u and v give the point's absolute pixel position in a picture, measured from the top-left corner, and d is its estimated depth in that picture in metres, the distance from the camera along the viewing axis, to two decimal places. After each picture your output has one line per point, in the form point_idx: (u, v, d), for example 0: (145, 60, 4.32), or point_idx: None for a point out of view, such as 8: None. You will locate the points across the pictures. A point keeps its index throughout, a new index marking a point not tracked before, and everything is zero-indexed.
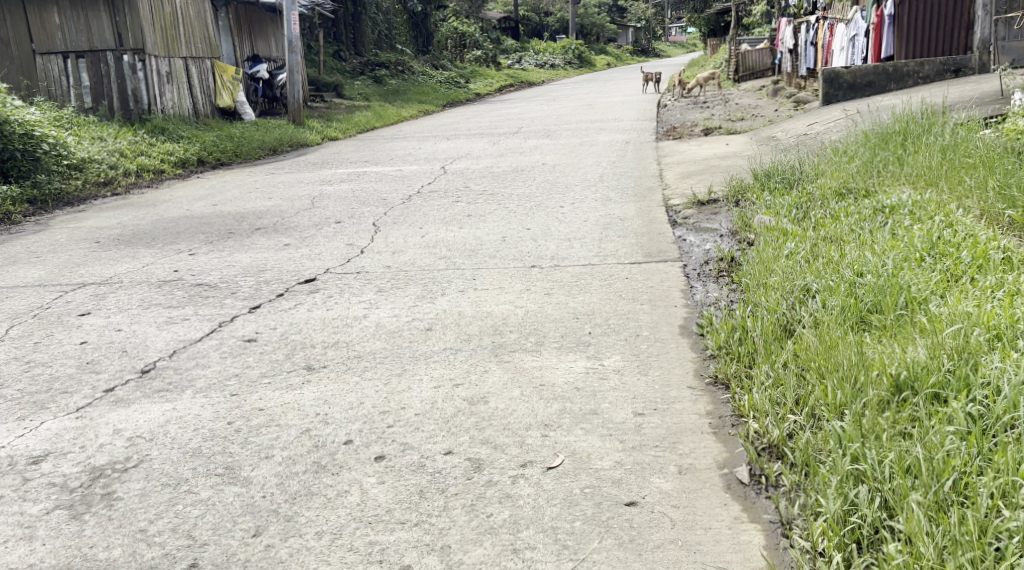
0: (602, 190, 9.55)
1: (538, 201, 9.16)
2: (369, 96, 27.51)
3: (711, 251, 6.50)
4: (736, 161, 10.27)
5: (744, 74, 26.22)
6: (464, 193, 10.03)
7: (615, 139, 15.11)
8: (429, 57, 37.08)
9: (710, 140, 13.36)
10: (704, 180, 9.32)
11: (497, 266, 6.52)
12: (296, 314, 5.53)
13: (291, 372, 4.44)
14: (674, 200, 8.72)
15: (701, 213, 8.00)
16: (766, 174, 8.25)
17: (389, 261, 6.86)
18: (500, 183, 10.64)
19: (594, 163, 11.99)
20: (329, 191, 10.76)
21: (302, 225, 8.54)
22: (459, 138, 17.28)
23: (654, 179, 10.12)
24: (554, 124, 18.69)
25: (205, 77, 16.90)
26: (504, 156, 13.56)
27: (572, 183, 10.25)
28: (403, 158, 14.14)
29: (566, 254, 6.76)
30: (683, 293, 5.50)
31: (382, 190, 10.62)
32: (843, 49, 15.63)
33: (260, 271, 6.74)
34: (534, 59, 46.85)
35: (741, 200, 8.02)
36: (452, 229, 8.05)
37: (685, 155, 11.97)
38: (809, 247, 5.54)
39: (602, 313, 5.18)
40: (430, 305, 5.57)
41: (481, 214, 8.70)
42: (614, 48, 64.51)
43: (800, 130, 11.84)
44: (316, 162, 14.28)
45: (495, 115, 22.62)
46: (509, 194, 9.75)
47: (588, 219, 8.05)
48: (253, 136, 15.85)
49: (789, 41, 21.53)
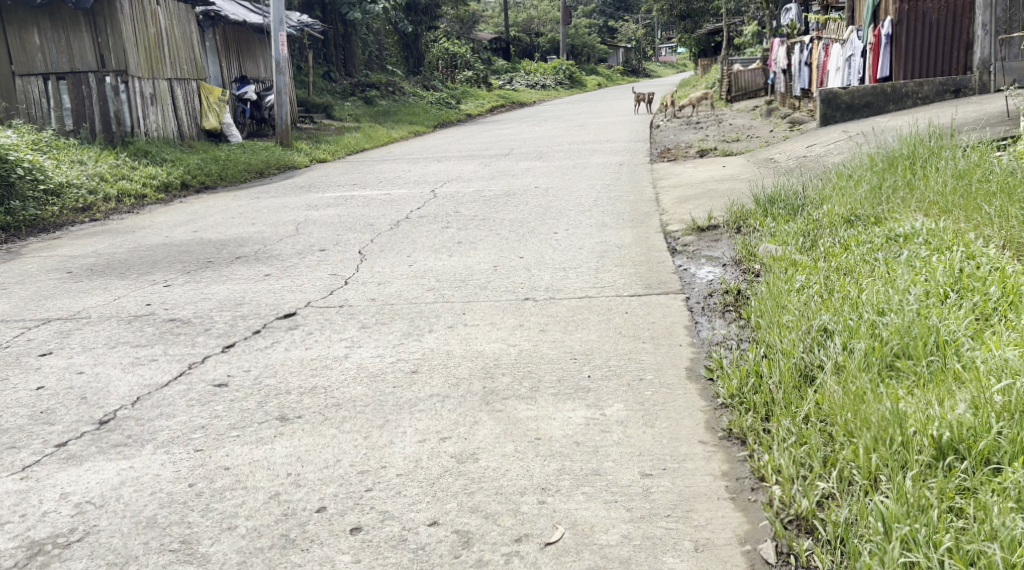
0: (597, 216, 9.19)
1: (531, 227, 8.80)
2: (359, 117, 27.20)
3: (715, 282, 6.16)
4: (735, 184, 9.93)
5: (737, 94, 26.00)
6: (454, 218, 9.67)
7: (609, 161, 14.79)
8: (421, 78, 36.86)
9: (707, 162, 13.04)
10: (703, 204, 8.97)
11: (488, 298, 6.15)
12: (272, 354, 5.15)
13: (263, 424, 4.06)
14: (673, 226, 8.37)
15: (701, 240, 7.66)
16: (769, 199, 7.92)
17: (374, 293, 6.48)
18: (492, 207, 10.28)
19: (588, 186, 11.64)
20: (314, 216, 10.38)
21: (284, 253, 8.16)
22: (450, 160, 16.94)
23: (652, 203, 9.77)
24: (546, 145, 18.36)
25: (191, 99, 16.54)
26: (496, 178, 13.21)
27: (566, 208, 9.90)
28: (392, 180, 13.79)
29: (561, 285, 6.40)
30: (687, 330, 5.15)
31: (370, 214, 10.25)
32: (840, 69, 15.23)
33: (237, 305, 6.36)
34: (526, 79, 46.67)
35: (743, 227, 7.68)
36: (441, 257, 7.68)
37: (681, 178, 11.63)
38: (821, 280, 5.20)
39: (601, 352, 4.81)
40: (416, 344, 5.19)
41: (472, 241, 8.34)
42: (605, 68, 64.52)
43: (799, 151, 11.52)
44: (303, 185, 13.91)
45: (487, 137, 22.31)
46: (501, 219, 9.39)
47: (583, 247, 7.69)
48: (239, 159, 15.50)
49: (782, 61, 21.26)
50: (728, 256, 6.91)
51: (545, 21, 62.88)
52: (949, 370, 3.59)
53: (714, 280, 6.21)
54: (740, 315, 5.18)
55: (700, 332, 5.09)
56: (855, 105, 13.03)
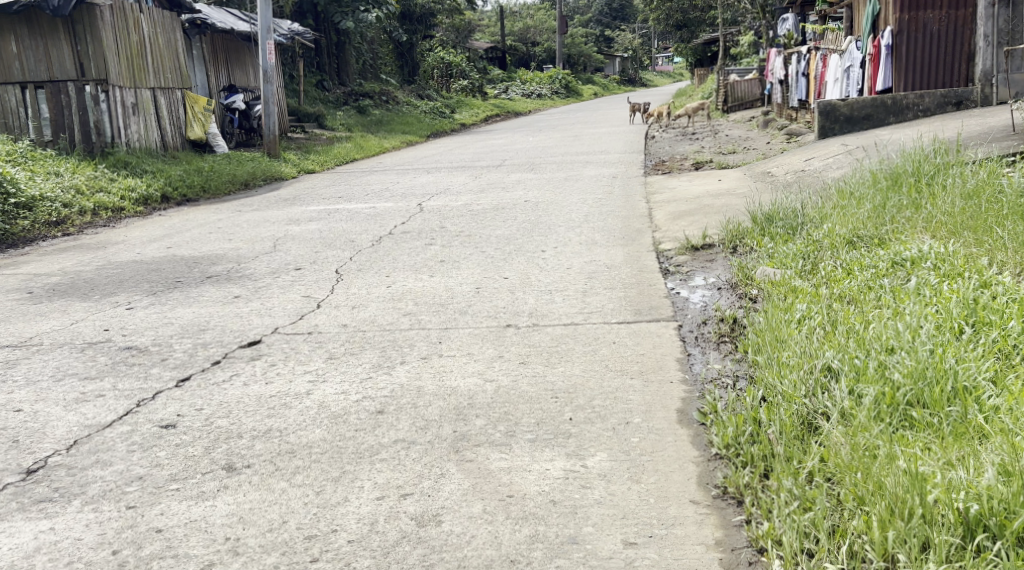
0: (588, 233, 8.80)
1: (518, 245, 8.41)
2: (351, 126, 26.81)
3: (710, 308, 5.79)
4: (732, 200, 9.54)
5: (733, 105, 25.67)
6: (439, 234, 9.28)
7: (602, 173, 14.40)
8: (415, 87, 36.49)
9: (702, 175, 12.66)
10: (699, 221, 8.59)
11: (467, 324, 5.76)
12: (230, 390, 4.75)
13: (208, 475, 3.68)
14: (666, 244, 8.00)
15: (696, 260, 7.28)
16: (766, 216, 7.54)
17: (347, 318, 6.08)
18: (478, 222, 9.89)
19: (580, 200, 11.24)
20: (295, 231, 9.98)
21: (258, 273, 7.75)
22: (440, 171, 16.54)
23: (645, 220, 9.38)
24: (538, 156, 17.98)
25: (176, 108, 16.15)
26: (485, 191, 12.82)
27: (556, 224, 9.51)
28: (379, 193, 13.39)
29: (546, 309, 6.00)
30: (679, 361, 4.77)
31: (352, 229, 9.85)
32: (838, 80, 14.84)
33: (200, 332, 5.95)
34: (522, 88, 46.34)
35: (740, 247, 7.31)
36: (422, 277, 7.27)
37: (676, 192, 11.24)
38: (823, 308, 4.84)
39: (584, 388, 4.43)
40: (385, 379, 4.78)
41: (456, 259, 7.93)
42: (601, 77, 64.28)
43: (797, 166, 11.15)
44: (288, 197, 13.51)
45: (479, 147, 21.91)
46: (488, 236, 9.00)
47: (571, 267, 7.30)
48: (223, 170, 15.10)
49: (779, 71, 20.90)
50: (724, 278, 6.54)
51: (541, 31, 62.63)
52: (970, 423, 3.26)
53: (709, 306, 5.84)
54: (736, 346, 4.83)
55: (693, 364, 4.73)
56: (854, 117, 12.66)
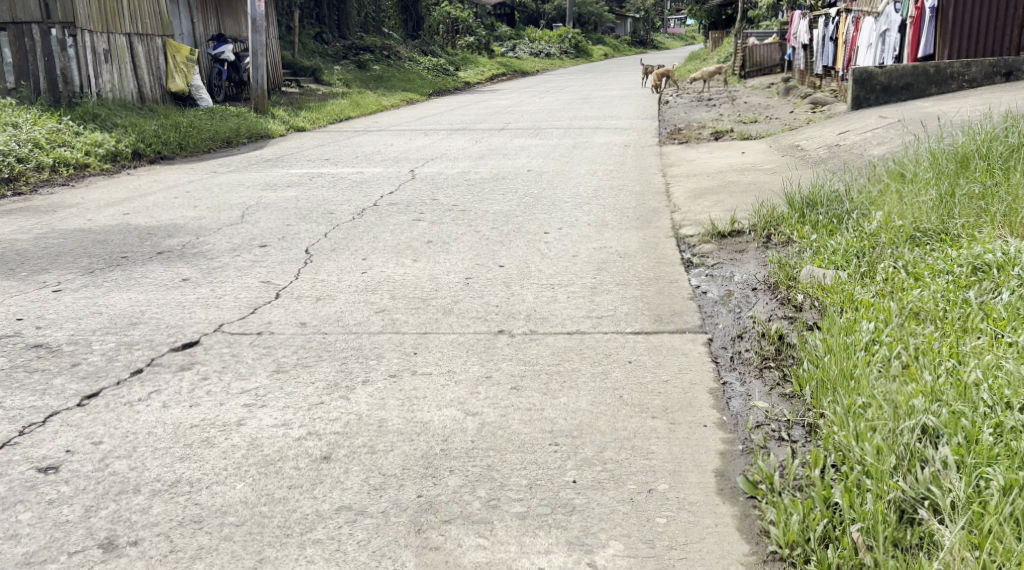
0: (597, 213, 7.77)
1: (519, 225, 7.38)
2: (350, 82, 25.70)
3: (747, 317, 4.77)
4: (763, 178, 8.49)
5: (751, 71, 24.56)
6: (430, 207, 8.26)
7: (613, 141, 13.32)
8: (419, 42, 35.20)
9: (723, 147, 11.61)
10: (724, 203, 7.55)
11: (451, 328, 4.74)
12: (143, 414, 3.75)
13: (76, 560, 2.72)
14: (688, 230, 6.97)
15: (723, 253, 6.27)
16: (805, 203, 6.53)
17: (308, 315, 5.06)
18: (476, 195, 8.86)
19: (588, 172, 10.20)
20: (269, 199, 8.97)
21: (216, 249, 6.73)
22: (439, 133, 15.48)
23: (662, 198, 8.35)
24: (545, 119, 16.90)
25: (155, 56, 15.05)
26: (485, 158, 11.76)
27: (562, 200, 8.48)
28: (369, 156, 12.34)
29: (547, 311, 4.98)
30: (712, 392, 3.77)
31: (333, 198, 8.84)
32: (872, 45, 13.79)
33: (130, 326, 4.95)
34: (530, 47, 45.03)
35: (774, 242, 6.31)
36: (404, 262, 6.26)
37: (695, 165, 10.20)
38: (895, 327, 3.84)
39: (592, 432, 3.42)
40: (340, 406, 3.78)
41: (445, 240, 6.92)
42: (612, 38, 62.76)
43: (830, 140, 10.13)
44: (270, 158, 12.47)
45: (483, 108, 20.81)
46: (485, 213, 7.97)
47: (578, 256, 6.27)
48: (204, 126, 14.02)
49: (803, 36, 19.78)
50: (759, 276, 5.53)
51: None
52: None
53: (745, 313, 4.84)
54: (786, 377, 3.84)
55: (732, 399, 3.73)
56: (891, 87, 11.69)
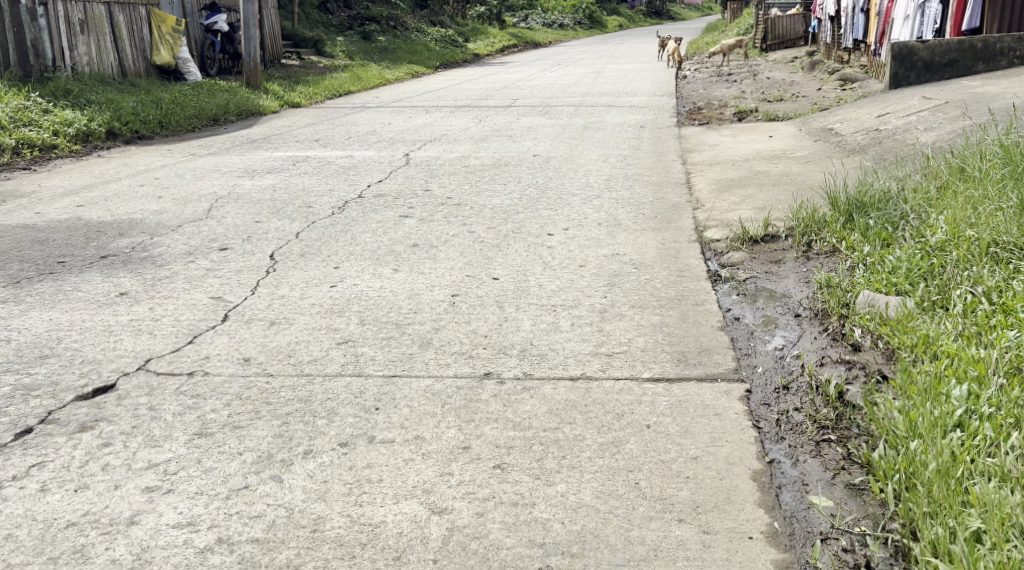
0: (610, 213, 6.85)
1: (521, 228, 6.45)
2: (353, 55, 24.77)
3: (792, 357, 3.88)
4: (797, 172, 7.55)
5: (773, 44, 23.44)
6: (421, 202, 7.39)
7: (626, 120, 12.38)
8: (428, 12, 34.05)
9: (748, 129, 10.68)
10: (755, 204, 6.63)
11: (428, 369, 3.84)
12: (8, 506, 2.84)
13: None
14: (714, 234, 6.06)
15: (755, 266, 5.37)
16: (852, 205, 5.62)
17: (255, 348, 4.15)
18: (475, 189, 7.95)
19: (600, 159, 9.26)
20: (243, 188, 8.09)
21: (169, 253, 5.83)
22: (442, 110, 14.60)
23: (682, 193, 7.45)
24: (555, 96, 15.95)
25: (139, 27, 14.15)
26: (488, 142, 10.82)
27: (570, 195, 7.56)
28: (363, 138, 11.47)
29: (548, 349, 4.06)
30: (756, 478, 2.88)
31: (314, 189, 7.96)
32: (910, 16, 12.92)
33: (39, 360, 4.06)
34: (542, 18, 43.93)
35: (816, 252, 5.40)
36: (382, 272, 5.37)
37: (718, 151, 9.28)
38: (1000, 394, 2.95)
39: (596, 548, 2.55)
40: (270, 490, 2.91)
41: (434, 243, 6.03)
42: (626, 8, 61.49)
43: (867, 125, 9.22)
44: (256, 139, 11.58)
45: (490, 82, 19.91)
46: (482, 211, 7.06)
47: (588, 270, 5.33)
48: (189, 103, 13.14)
49: (830, 8, 18.79)
50: (802, 299, 4.64)
51: None
52: None
53: (789, 351, 3.95)
54: (851, 455, 2.96)
55: (783, 487, 2.84)
56: (933, 64, 10.91)
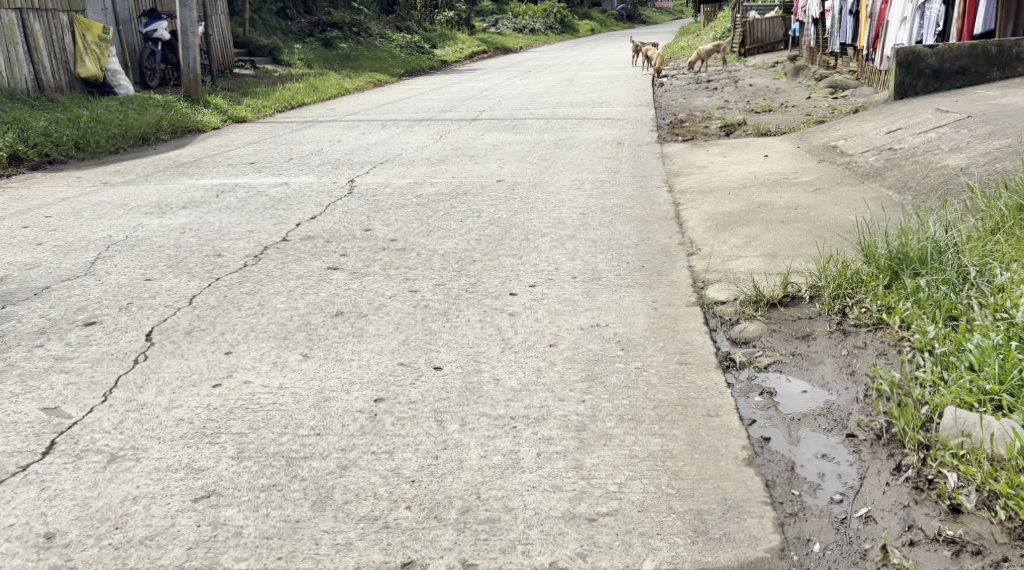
0: (586, 262, 5.58)
1: (476, 286, 5.16)
2: (311, 63, 23.40)
3: (859, 524, 2.72)
4: (808, 207, 6.33)
5: (752, 48, 22.39)
6: (358, 247, 6.11)
7: (602, 135, 11.15)
8: (393, 17, 32.67)
9: (738, 146, 9.50)
10: (765, 250, 5.40)
11: (318, 555, 2.64)
12: None
13: None
14: (719, 292, 4.79)
15: (776, 343, 4.12)
16: (895, 260, 4.39)
17: (66, 514, 2.84)
18: (425, 228, 6.66)
19: (573, 186, 8.01)
20: (148, 229, 6.78)
21: (16, 331, 4.51)
22: (400, 124, 13.34)
23: (671, 232, 6.21)
24: (524, 107, 14.69)
25: (58, 36, 13.17)
26: (446, 165, 9.55)
27: (537, 237, 6.30)
28: (305, 160, 10.18)
29: (503, 508, 2.79)
30: None
31: (233, 230, 6.67)
32: (908, 18, 11.78)
33: None
34: (513, 23, 42.71)
35: (854, 324, 4.16)
36: (288, 360, 4.07)
37: (708, 174, 8.07)
38: None
39: None
40: None
41: (365, 309, 4.76)
42: (598, 12, 60.44)
43: (878, 143, 8.05)
44: (186, 163, 10.29)
45: (456, 91, 18.64)
46: (430, 259, 5.77)
47: (562, 355, 4.03)
48: (112, 120, 11.98)
49: (814, 10, 17.70)
50: (850, 408, 3.41)
51: None
52: None
53: (853, 509, 2.78)
54: None
55: None
56: (943, 71, 9.70)
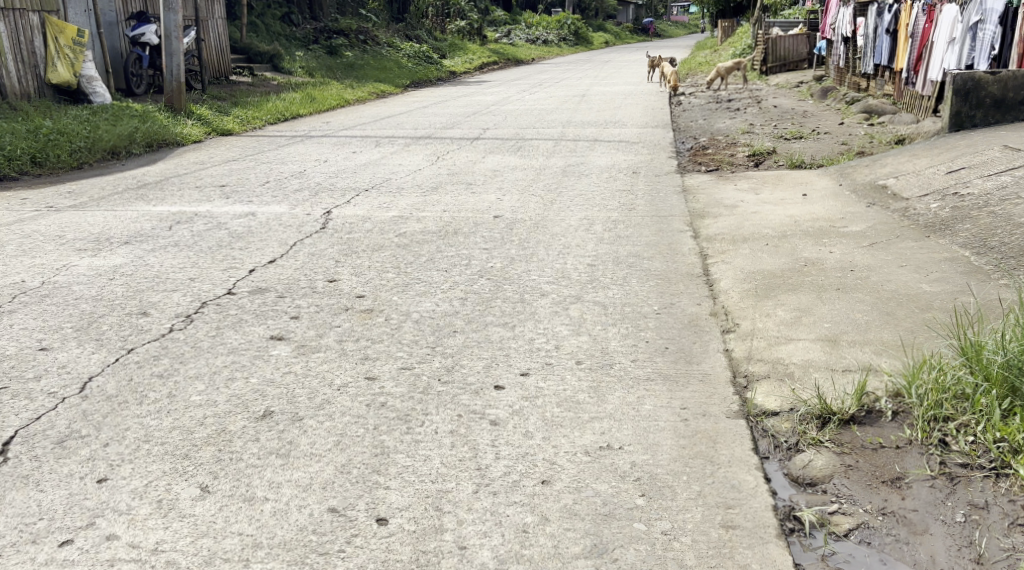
0: (595, 338, 4.45)
1: (453, 370, 4.03)
2: (312, 71, 22.34)
3: None
4: (867, 270, 5.21)
5: (773, 66, 21.26)
6: (314, 306, 5.00)
7: (617, 161, 10.03)
8: (403, 26, 31.62)
9: (771, 181, 8.37)
10: (822, 335, 4.28)
11: None
12: None
13: None
14: (769, 399, 3.66)
15: (855, 489, 3.01)
16: (1013, 368, 3.20)
17: None
18: (402, 279, 5.55)
19: (582, 227, 6.89)
20: (72, 273, 5.70)
21: None
22: (395, 143, 12.26)
23: (700, 295, 5.07)
24: (532, 126, 13.59)
25: (25, 37, 12.19)
26: (439, 194, 8.43)
27: (535, 296, 5.18)
28: (282, 183, 9.08)
29: None
30: None
31: (172, 278, 5.57)
32: (957, 39, 10.62)
33: None
34: (526, 34, 41.67)
35: (961, 464, 3.05)
36: (178, 501, 2.96)
37: (740, 217, 6.95)
38: None
39: None
40: None
41: (304, 409, 3.63)
42: (613, 25, 59.45)
43: (938, 186, 6.92)
44: (150, 183, 9.22)
45: (460, 105, 17.54)
46: (399, 327, 4.65)
47: (560, 500, 2.93)
48: (79, 132, 11.03)
49: (844, 27, 16.54)
50: None
51: None
52: None
53: None
54: None
55: None
56: (1006, 101, 8.56)
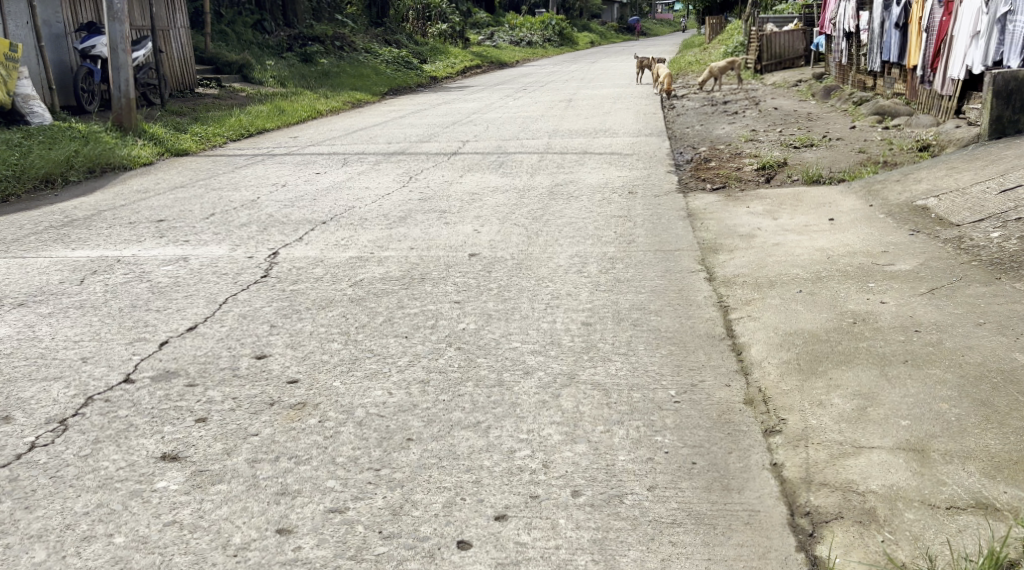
0: (596, 446, 3.31)
1: (401, 516, 2.90)
2: (283, 80, 21.09)
3: None
4: (938, 330, 4.10)
5: (767, 64, 20.29)
6: (229, 400, 3.85)
7: (610, 179, 8.89)
8: (381, 31, 30.40)
9: (790, 201, 7.27)
10: (902, 442, 3.16)
11: None
12: None
13: None
14: (851, 562, 2.65)
15: None
16: None
17: None
18: (349, 353, 4.40)
19: (574, 268, 5.76)
20: None
21: None
22: (364, 161, 11.12)
23: (729, 371, 3.94)
24: (515, 137, 12.44)
25: None
26: (406, 225, 7.30)
27: (517, 376, 4.04)
28: (230, 216, 7.92)
29: None
30: None
31: (61, 357, 4.41)
32: (982, 33, 9.55)
33: None
34: (509, 36, 40.49)
35: None
36: None
37: (760, 250, 5.83)
38: None
39: None
40: None
41: None
42: (597, 25, 58.29)
43: (993, 208, 5.84)
44: (78, 219, 8.05)
45: (438, 115, 16.39)
46: (336, 433, 3.51)
47: None
48: (8, 160, 9.88)
49: (847, 22, 15.43)
50: None
51: None
52: None
53: None
54: None
55: None
56: None
